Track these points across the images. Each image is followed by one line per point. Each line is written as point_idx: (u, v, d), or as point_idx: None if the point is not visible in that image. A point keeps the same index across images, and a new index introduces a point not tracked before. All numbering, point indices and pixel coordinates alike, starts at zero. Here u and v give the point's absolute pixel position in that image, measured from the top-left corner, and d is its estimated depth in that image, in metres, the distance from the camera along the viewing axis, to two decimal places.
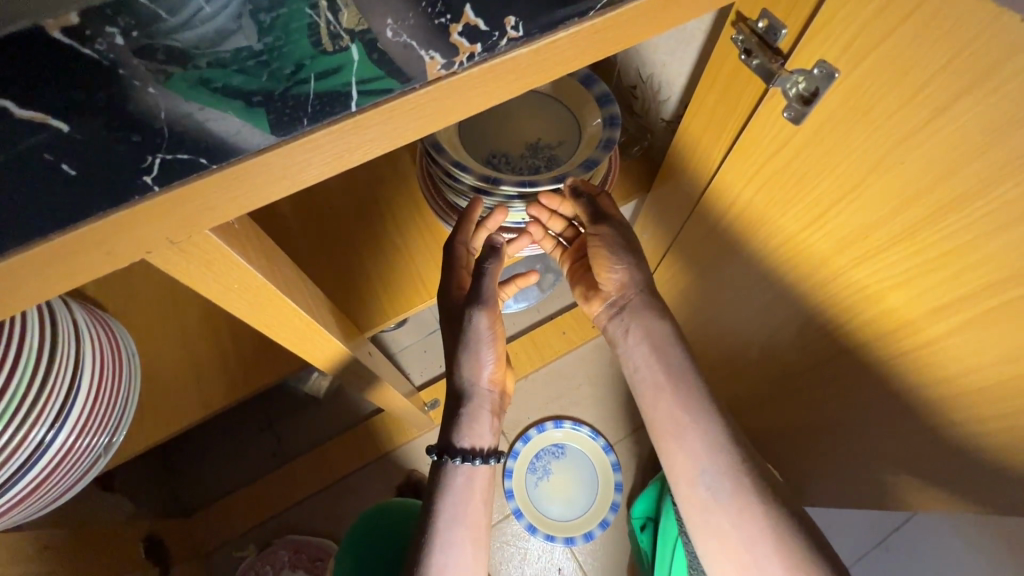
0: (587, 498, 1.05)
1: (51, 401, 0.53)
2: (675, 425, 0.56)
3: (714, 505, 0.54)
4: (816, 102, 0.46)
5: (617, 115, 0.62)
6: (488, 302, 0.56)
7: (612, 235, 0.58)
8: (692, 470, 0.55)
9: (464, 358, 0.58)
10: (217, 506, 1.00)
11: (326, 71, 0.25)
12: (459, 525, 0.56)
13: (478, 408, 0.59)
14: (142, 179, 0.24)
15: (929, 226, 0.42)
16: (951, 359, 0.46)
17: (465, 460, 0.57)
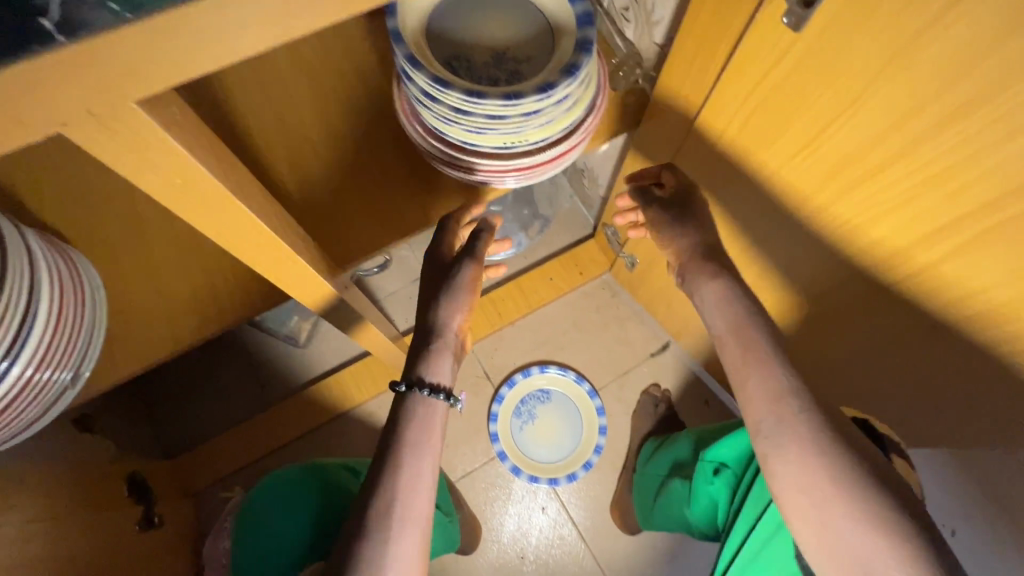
0: (571, 441, 1.06)
1: (3, 330, 0.50)
2: (738, 376, 0.57)
3: (804, 469, 0.51)
4: (817, 6, 0.41)
5: (591, 39, 0.56)
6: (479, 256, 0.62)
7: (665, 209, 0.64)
8: (769, 425, 0.54)
9: (443, 297, 0.61)
10: (202, 448, 1.00)
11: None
12: (424, 453, 0.55)
13: (443, 348, 0.60)
14: (39, 23, 0.20)
15: (932, 138, 0.40)
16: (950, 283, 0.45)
17: (430, 393, 0.57)
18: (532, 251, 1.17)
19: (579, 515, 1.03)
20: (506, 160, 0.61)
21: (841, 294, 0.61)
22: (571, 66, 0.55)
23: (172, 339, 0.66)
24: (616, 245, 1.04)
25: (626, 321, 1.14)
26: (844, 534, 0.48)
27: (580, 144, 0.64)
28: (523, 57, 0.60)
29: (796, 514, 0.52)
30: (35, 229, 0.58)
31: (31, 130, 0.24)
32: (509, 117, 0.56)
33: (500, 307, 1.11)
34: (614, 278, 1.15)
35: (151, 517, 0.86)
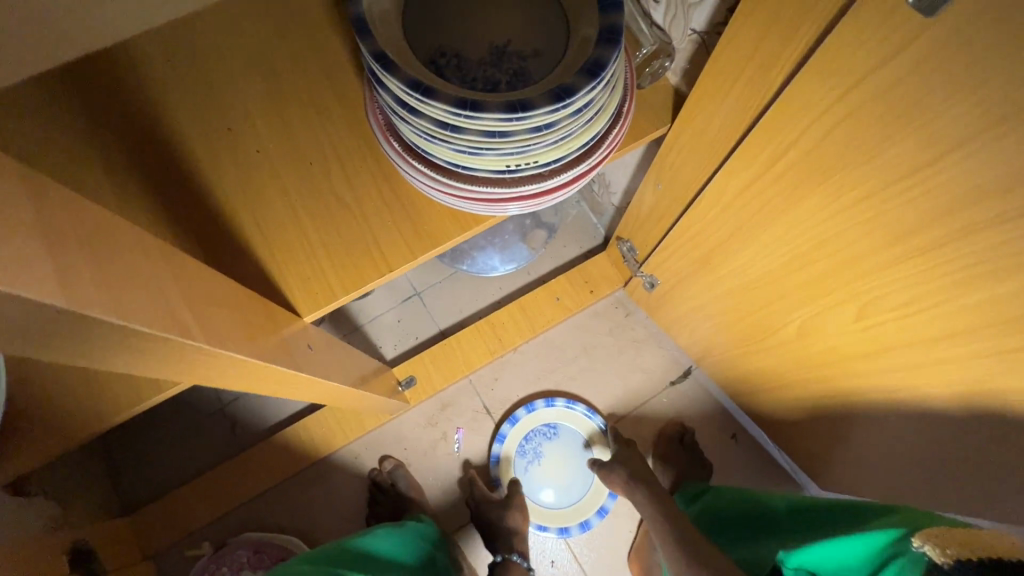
0: (582, 483, 0.94)
1: None
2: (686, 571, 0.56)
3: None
4: None
5: (619, 27, 0.42)
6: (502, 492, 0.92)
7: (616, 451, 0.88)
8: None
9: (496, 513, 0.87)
10: (165, 501, 0.88)
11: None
12: None
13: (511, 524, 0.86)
14: None
15: None
16: None
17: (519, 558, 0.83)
18: (535, 265, 1.04)
19: (594, 567, 0.91)
20: (508, 186, 0.48)
21: (939, 350, 0.48)
22: (594, 64, 0.41)
23: (97, 413, 0.53)
24: (632, 263, 0.91)
25: (642, 344, 1.01)
26: None
27: (601, 163, 0.50)
28: (529, 52, 0.46)
29: None
30: None
31: None
32: (513, 135, 0.43)
33: (501, 332, 0.98)
34: (628, 295, 1.02)
35: None
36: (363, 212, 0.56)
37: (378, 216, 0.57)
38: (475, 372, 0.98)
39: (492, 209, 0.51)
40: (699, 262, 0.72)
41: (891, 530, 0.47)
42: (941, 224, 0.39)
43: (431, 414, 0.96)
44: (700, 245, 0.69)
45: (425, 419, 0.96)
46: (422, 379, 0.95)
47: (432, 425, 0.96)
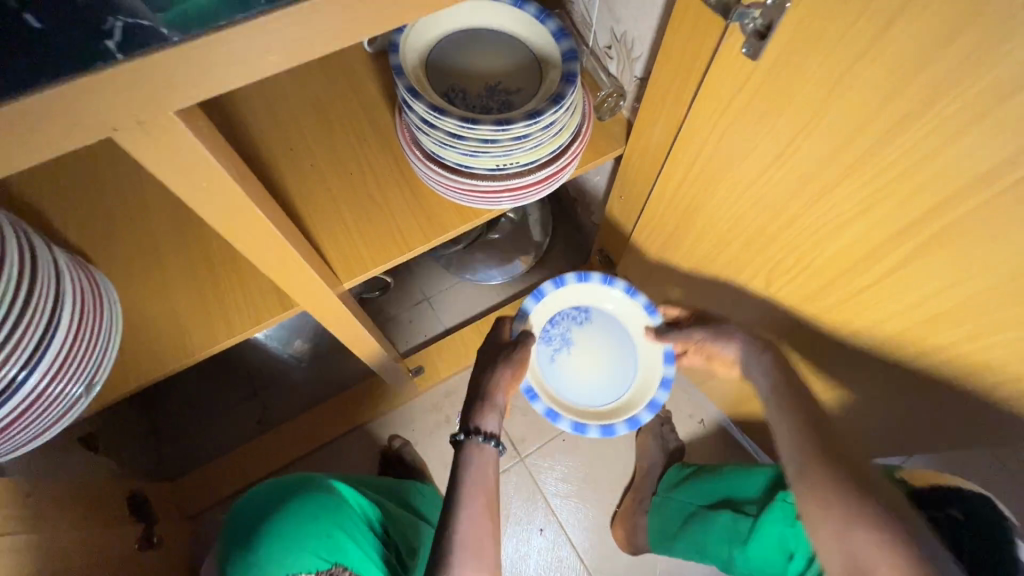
0: (618, 381, 0.87)
1: (24, 339, 0.54)
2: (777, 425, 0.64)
3: (816, 486, 0.56)
4: (770, 36, 0.47)
5: (575, 72, 0.61)
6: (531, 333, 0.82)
7: (708, 331, 0.78)
8: (794, 462, 0.59)
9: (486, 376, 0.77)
10: (204, 470, 1.01)
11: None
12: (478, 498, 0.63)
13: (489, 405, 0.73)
14: (103, 44, 0.24)
15: (883, 146, 0.44)
16: (930, 274, 0.49)
17: (481, 438, 0.69)
18: (528, 274, 1.21)
19: (579, 536, 1.03)
20: (498, 180, 0.66)
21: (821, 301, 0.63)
22: (556, 96, 0.61)
23: (181, 353, 0.69)
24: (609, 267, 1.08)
25: None
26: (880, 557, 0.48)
27: (567, 167, 0.69)
28: (513, 89, 0.66)
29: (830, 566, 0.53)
30: (65, 251, 0.62)
31: (81, 130, 0.28)
32: (501, 141, 0.61)
33: None
34: None
35: (151, 535, 0.87)
36: (389, 206, 0.75)
37: (401, 210, 0.75)
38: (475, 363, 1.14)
39: (486, 200, 0.69)
40: (656, 255, 0.89)
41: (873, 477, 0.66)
42: (797, 199, 0.56)
43: (437, 400, 1.11)
44: (655, 241, 0.86)
45: (431, 403, 1.11)
46: (429, 367, 1.10)
47: (438, 409, 1.10)
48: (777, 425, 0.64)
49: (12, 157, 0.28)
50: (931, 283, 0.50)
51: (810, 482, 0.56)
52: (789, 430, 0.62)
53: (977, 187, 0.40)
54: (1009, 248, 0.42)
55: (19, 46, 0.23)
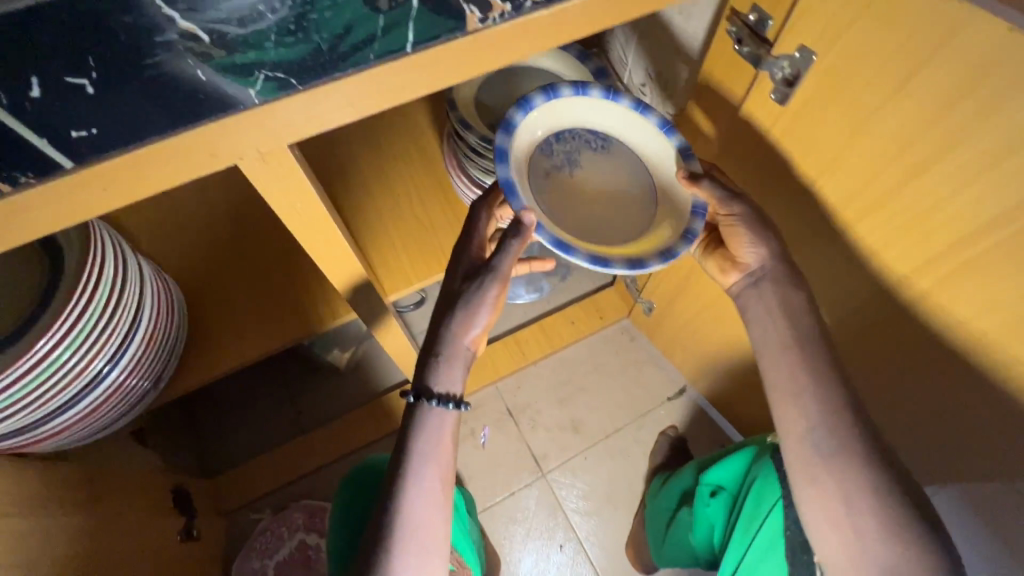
0: (626, 228, 0.60)
1: (111, 337, 0.61)
2: (791, 385, 0.60)
3: (818, 463, 0.58)
4: (798, 84, 0.52)
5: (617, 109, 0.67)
6: (500, 273, 0.61)
7: (745, 209, 0.60)
8: (802, 427, 0.59)
9: (458, 314, 0.63)
10: (238, 470, 1.06)
11: (369, 28, 0.30)
12: (429, 462, 0.63)
13: (453, 359, 0.64)
14: (238, 101, 0.30)
15: (907, 183, 0.48)
16: (950, 308, 0.52)
17: (437, 403, 0.64)
18: (555, 295, 1.25)
19: (596, 554, 1.05)
20: None
21: (841, 332, 0.66)
22: None
23: (237, 356, 0.74)
24: (634, 291, 1.11)
25: (643, 365, 1.19)
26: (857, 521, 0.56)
27: None
28: None
29: (827, 549, 0.58)
30: (148, 260, 0.69)
31: (217, 160, 0.33)
32: None
33: (524, 346, 1.18)
34: (632, 324, 1.22)
35: (190, 529, 0.92)
36: (433, 226, 0.79)
37: (444, 229, 0.79)
38: (501, 379, 1.17)
39: None
40: (682, 282, 0.92)
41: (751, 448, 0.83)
42: (821, 232, 0.60)
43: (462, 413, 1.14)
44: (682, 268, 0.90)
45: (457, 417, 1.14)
46: None
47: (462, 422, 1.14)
48: (777, 370, 0.61)
49: (157, 179, 0.32)
50: (948, 316, 0.53)
51: (837, 466, 0.57)
52: (799, 391, 0.60)
53: (994, 228, 0.44)
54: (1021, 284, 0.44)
55: (177, 104, 0.29)
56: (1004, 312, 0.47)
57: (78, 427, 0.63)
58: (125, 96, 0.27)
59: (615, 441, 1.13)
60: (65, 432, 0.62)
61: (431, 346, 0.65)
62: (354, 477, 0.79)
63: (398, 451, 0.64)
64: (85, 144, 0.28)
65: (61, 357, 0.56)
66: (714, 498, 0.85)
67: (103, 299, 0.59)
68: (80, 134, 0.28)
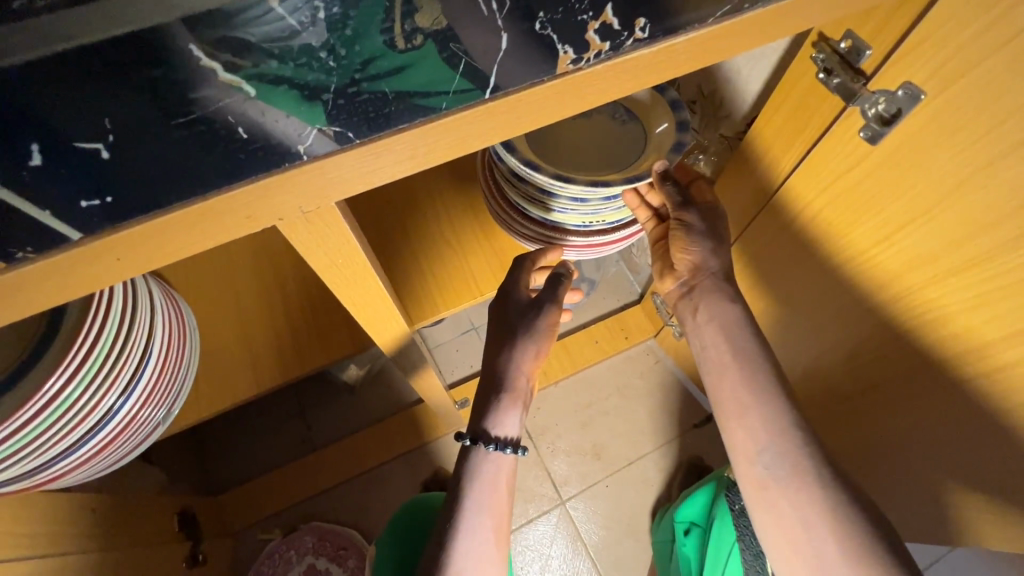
0: (594, 172, 0.62)
1: (124, 371, 0.55)
2: (737, 405, 0.57)
3: (771, 484, 0.55)
4: (896, 123, 0.46)
5: (687, 122, 0.61)
6: (559, 303, 0.62)
7: (697, 220, 0.59)
8: (752, 449, 0.56)
9: (519, 347, 0.60)
10: (247, 487, 1.01)
11: (388, 69, 0.24)
12: (483, 514, 0.58)
13: (512, 399, 0.60)
14: (294, 149, 0.25)
15: (1018, 247, 0.43)
16: None
17: (495, 448, 0.59)
18: (579, 312, 1.19)
19: None
20: (583, 236, 0.65)
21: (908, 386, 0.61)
22: (676, 147, 0.60)
23: (252, 384, 0.69)
24: (665, 314, 1.06)
25: (669, 388, 1.14)
26: (818, 546, 0.52)
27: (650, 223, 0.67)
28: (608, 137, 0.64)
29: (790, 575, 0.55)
30: (159, 282, 0.63)
31: (253, 223, 0.28)
32: (591, 199, 0.60)
33: (546, 365, 1.13)
34: (658, 345, 1.17)
35: (196, 554, 0.86)
36: (463, 249, 0.73)
37: (475, 252, 0.73)
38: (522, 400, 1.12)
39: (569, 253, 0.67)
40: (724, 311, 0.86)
41: (710, 484, 0.88)
42: (899, 283, 0.55)
43: None
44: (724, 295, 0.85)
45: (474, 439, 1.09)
46: None
47: None
48: (721, 389, 0.59)
49: (182, 247, 0.27)
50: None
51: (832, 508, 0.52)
52: (745, 410, 0.57)
53: None
54: None
55: (213, 160, 0.24)
56: None
57: (85, 468, 0.57)
58: (160, 145, 0.22)
59: (639, 468, 1.08)
60: (70, 476, 0.56)
61: (490, 383, 0.61)
62: (401, 516, 0.75)
63: (449, 499, 0.60)
64: (97, 215, 0.23)
65: (72, 393, 0.51)
66: (688, 536, 0.88)
67: (112, 328, 0.54)
68: (91, 204, 0.23)
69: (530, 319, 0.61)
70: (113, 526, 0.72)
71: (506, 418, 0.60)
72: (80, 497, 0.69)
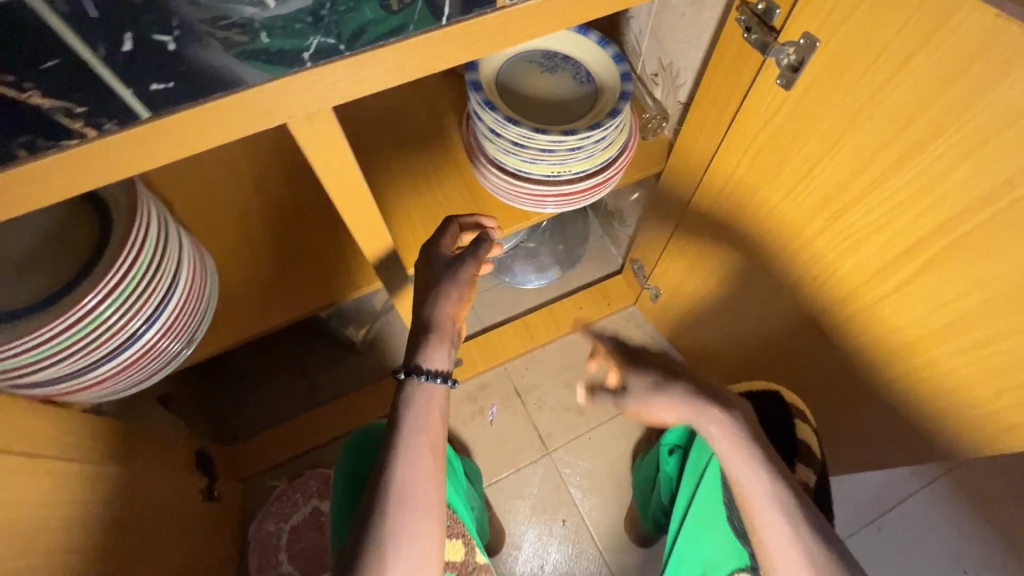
0: (549, 122, 0.73)
1: (150, 300, 0.64)
2: (753, 498, 0.59)
3: (793, 551, 0.56)
4: (802, 69, 0.55)
5: (629, 91, 0.72)
6: (474, 254, 0.71)
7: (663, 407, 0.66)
8: (772, 526, 0.58)
9: (441, 291, 0.68)
10: (257, 438, 1.10)
11: (397, 15, 0.36)
12: (421, 435, 0.64)
13: (440, 336, 0.67)
14: (300, 56, 0.36)
15: (902, 165, 0.51)
16: (940, 284, 0.55)
17: (427, 378, 0.66)
18: (564, 282, 1.29)
19: (600, 530, 1.08)
20: (551, 186, 0.74)
21: (839, 311, 0.69)
22: (614, 110, 0.70)
23: (264, 320, 0.79)
24: (642, 278, 1.15)
25: (648, 350, 1.23)
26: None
27: (614, 178, 0.76)
28: (566, 95, 0.75)
29: None
30: (192, 238, 0.73)
31: (270, 117, 0.39)
32: (557, 151, 0.69)
33: (533, 329, 1.21)
34: (638, 311, 1.26)
35: (212, 491, 0.96)
36: (451, 208, 0.84)
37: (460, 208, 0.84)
38: (509, 362, 1.21)
39: (543, 204, 0.76)
40: (691, 266, 0.95)
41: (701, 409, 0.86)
42: (822, 212, 0.63)
43: (472, 392, 1.18)
44: (690, 250, 0.93)
45: (467, 395, 1.18)
46: (468, 361, 1.18)
47: (472, 401, 1.18)
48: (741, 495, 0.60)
49: (230, 125, 0.39)
50: (943, 294, 0.55)
51: None
52: (758, 506, 0.59)
53: (982, 204, 0.47)
54: (1012, 260, 0.48)
55: (243, 59, 0.35)
56: (989, 286, 0.51)
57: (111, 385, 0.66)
58: (198, 63, 0.34)
59: (619, 422, 1.16)
60: (99, 389, 0.65)
61: (419, 325, 0.68)
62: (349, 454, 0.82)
63: (389, 431, 0.65)
64: (164, 95, 0.34)
65: (103, 311, 0.60)
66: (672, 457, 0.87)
67: (145, 261, 0.63)
68: (161, 87, 0.34)
69: (452, 271, 0.70)
70: (138, 453, 0.81)
71: (427, 354, 0.66)
72: (111, 424, 0.78)
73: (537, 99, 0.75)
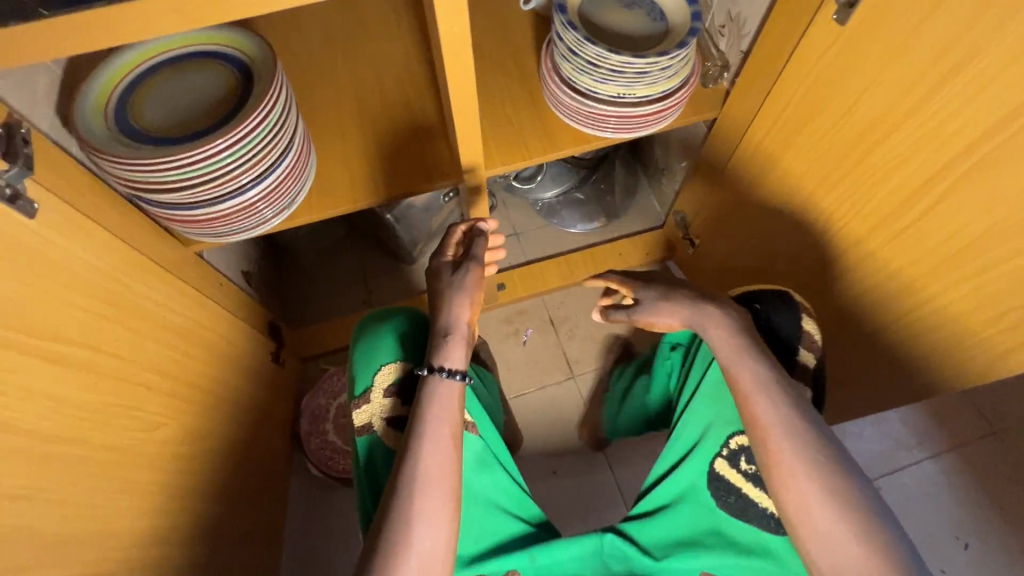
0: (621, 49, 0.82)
1: (261, 164, 0.74)
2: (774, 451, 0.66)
3: (811, 497, 0.63)
4: (857, 5, 0.62)
5: (697, 27, 0.80)
6: (478, 258, 0.81)
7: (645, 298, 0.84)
8: (792, 476, 0.65)
9: (451, 300, 0.78)
10: (318, 325, 1.24)
11: None
12: (443, 423, 0.71)
13: (456, 338, 0.76)
14: None
15: (936, 92, 0.58)
16: (955, 209, 0.62)
17: (446, 374, 0.74)
18: (608, 229, 1.37)
19: (612, 451, 1.17)
20: (615, 107, 0.83)
21: (865, 244, 0.76)
22: (682, 43, 0.79)
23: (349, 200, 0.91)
24: (683, 229, 1.23)
25: None
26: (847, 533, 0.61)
27: (673, 108, 0.84)
28: (640, 29, 0.84)
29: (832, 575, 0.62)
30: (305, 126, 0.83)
31: None
32: (626, 73, 0.78)
33: (574, 266, 1.31)
34: (675, 264, 1.33)
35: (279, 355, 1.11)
36: (520, 124, 0.93)
37: (529, 124, 0.93)
38: (547, 293, 1.31)
39: (605, 124, 0.85)
40: (732, 212, 1.02)
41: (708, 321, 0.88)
42: (860, 145, 0.70)
43: (511, 314, 1.29)
44: (734, 195, 1.00)
45: (506, 316, 1.29)
46: (511, 286, 1.29)
47: (510, 322, 1.29)
48: (763, 447, 0.67)
49: None
50: (959, 219, 0.62)
51: None
52: (779, 461, 0.65)
53: (998, 126, 0.54)
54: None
55: None
56: (999, 208, 0.57)
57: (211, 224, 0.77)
58: None
59: None
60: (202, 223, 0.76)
61: (436, 331, 0.77)
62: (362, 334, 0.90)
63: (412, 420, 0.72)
64: None
65: (225, 157, 0.70)
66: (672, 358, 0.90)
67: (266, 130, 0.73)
68: None
69: (460, 280, 0.79)
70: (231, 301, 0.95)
71: (443, 355, 0.75)
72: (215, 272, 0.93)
73: (613, 30, 0.84)
